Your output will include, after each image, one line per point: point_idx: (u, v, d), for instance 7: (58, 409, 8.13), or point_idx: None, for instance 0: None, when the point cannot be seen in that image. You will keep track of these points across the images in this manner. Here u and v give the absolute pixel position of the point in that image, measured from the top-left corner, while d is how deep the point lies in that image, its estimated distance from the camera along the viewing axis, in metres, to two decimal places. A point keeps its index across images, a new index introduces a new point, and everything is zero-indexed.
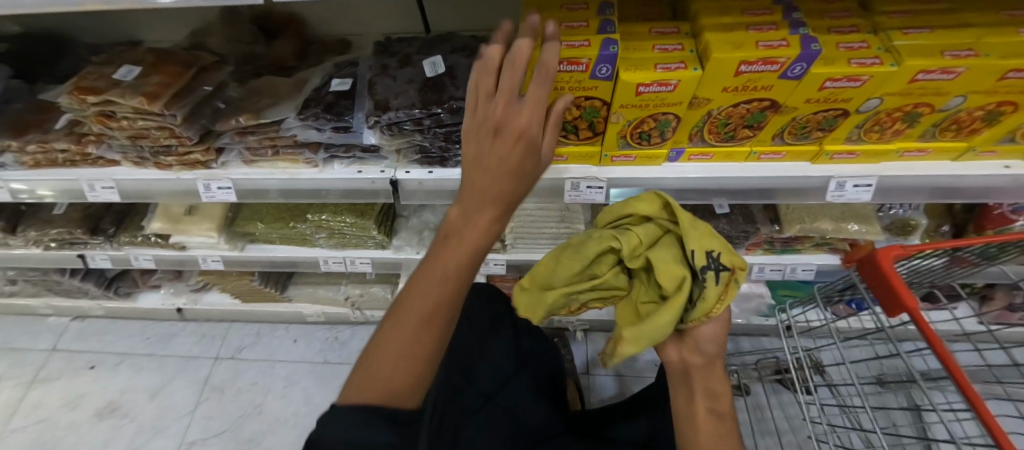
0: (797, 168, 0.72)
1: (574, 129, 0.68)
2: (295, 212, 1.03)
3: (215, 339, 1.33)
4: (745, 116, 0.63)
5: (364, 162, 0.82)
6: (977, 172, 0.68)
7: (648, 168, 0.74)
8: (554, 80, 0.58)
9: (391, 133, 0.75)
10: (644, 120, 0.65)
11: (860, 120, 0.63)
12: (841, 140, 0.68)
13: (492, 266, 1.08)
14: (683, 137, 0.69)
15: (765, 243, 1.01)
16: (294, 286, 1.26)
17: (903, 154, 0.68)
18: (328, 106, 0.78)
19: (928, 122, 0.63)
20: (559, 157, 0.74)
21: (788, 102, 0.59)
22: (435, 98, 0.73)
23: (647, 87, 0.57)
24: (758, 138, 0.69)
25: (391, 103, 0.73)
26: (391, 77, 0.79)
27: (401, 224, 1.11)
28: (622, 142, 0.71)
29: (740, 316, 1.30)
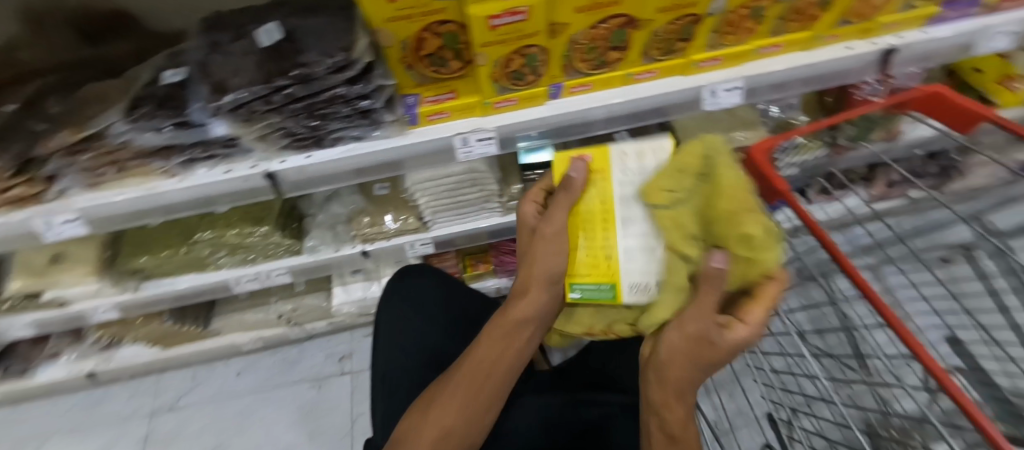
0: (672, 87, 0.55)
1: (443, 62, 0.49)
2: (184, 234, 0.80)
3: (150, 394, 1.08)
4: (608, 37, 0.47)
5: (231, 159, 0.56)
6: (877, 52, 0.54)
7: (532, 111, 0.56)
8: (403, 12, 0.41)
9: (244, 120, 0.50)
10: (512, 58, 0.46)
11: (713, 24, 0.49)
12: (703, 48, 0.53)
13: (418, 247, 0.85)
14: (557, 70, 0.51)
15: None
16: (218, 318, 1.01)
17: (760, 52, 0.55)
18: (163, 101, 0.51)
19: (775, 14, 0.50)
20: (442, 113, 0.54)
21: (641, 14, 0.44)
22: (281, 67, 0.47)
23: (499, 19, 0.40)
24: (627, 59, 0.52)
25: (230, 83, 0.48)
26: (225, 55, 0.51)
27: (309, 224, 0.90)
28: (499, 88, 0.52)
29: None
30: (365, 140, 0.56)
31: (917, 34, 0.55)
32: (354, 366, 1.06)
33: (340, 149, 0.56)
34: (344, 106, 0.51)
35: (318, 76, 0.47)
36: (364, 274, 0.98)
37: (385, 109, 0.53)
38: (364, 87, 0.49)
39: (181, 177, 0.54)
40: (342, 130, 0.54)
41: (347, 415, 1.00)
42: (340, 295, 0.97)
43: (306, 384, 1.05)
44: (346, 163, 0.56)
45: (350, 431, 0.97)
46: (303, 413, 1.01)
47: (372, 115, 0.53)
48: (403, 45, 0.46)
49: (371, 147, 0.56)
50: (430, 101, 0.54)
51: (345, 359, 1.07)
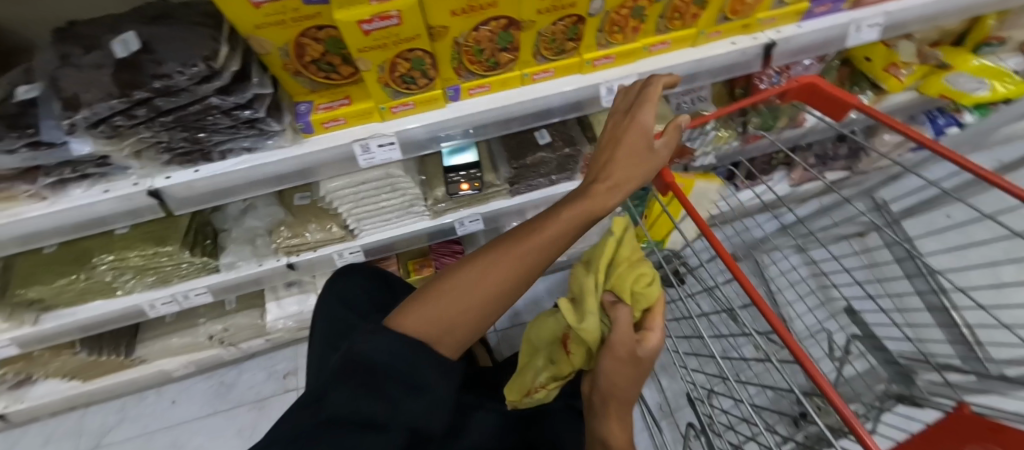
0: (507, 98, 0.63)
1: (330, 68, 0.52)
2: (82, 257, 0.76)
3: (73, 431, 1.12)
4: (493, 39, 0.53)
5: (109, 178, 0.59)
6: (709, 57, 0.64)
7: (363, 127, 0.60)
8: (271, 18, 0.41)
9: (108, 136, 0.50)
10: (302, 45, 0.47)
11: (532, 31, 0.54)
12: (533, 60, 0.60)
13: (348, 256, 0.93)
14: (382, 91, 0.56)
15: None
16: (142, 344, 1.02)
17: (593, 64, 0.63)
18: (11, 120, 0.50)
19: (592, 28, 0.56)
20: (335, 119, 0.58)
21: (433, 22, 0.47)
22: (132, 79, 0.46)
23: (371, 24, 0.42)
24: (439, 75, 0.57)
25: (81, 98, 0.46)
26: (74, 69, 0.49)
27: (226, 240, 0.88)
28: (302, 81, 0.53)
29: None
30: (256, 152, 0.59)
31: (792, 29, 0.65)
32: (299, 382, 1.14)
33: (234, 161, 0.60)
34: (223, 118, 0.53)
35: (183, 88, 0.48)
36: (299, 286, 1.04)
37: (270, 118, 0.55)
38: (239, 97, 0.50)
39: (53, 200, 0.58)
40: (227, 143, 0.58)
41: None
42: (275, 311, 1.02)
43: (244, 406, 1.11)
44: (239, 172, 0.60)
45: None
46: (240, 435, 1.08)
47: (258, 125, 0.56)
48: (282, 51, 0.47)
49: (263, 159, 0.59)
50: (323, 108, 0.57)
51: (289, 376, 1.15)
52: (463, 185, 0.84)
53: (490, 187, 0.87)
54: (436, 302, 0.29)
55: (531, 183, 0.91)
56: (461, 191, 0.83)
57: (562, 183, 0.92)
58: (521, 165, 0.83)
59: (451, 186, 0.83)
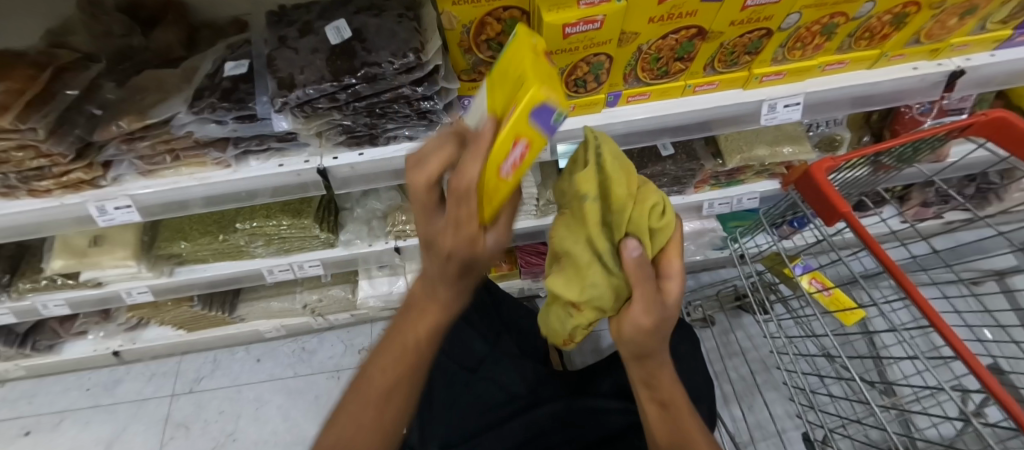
0: (730, 96, 0.69)
1: (583, 84, 0.63)
2: (222, 222, 0.89)
3: (169, 376, 1.24)
4: (675, 47, 0.59)
5: (284, 153, 0.68)
6: (896, 77, 0.68)
7: (588, 116, 0.68)
8: (570, 46, 0.52)
9: (306, 115, 0.60)
10: (576, 65, 0.58)
11: (783, 38, 0.61)
12: (768, 62, 0.66)
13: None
14: (618, 78, 0.64)
15: (711, 179, 1.03)
16: (244, 304, 1.15)
17: (824, 69, 0.67)
18: (227, 93, 0.60)
19: (845, 32, 0.61)
20: (566, 107, 0.67)
21: (714, 26, 0.55)
22: (346, 67, 0.58)
23: (573, 28, 0.49)
24: (690, 70, 0.65)
25: (297, 79, 0.58)
26: (291, 51, 0.62)
27: (346, 218, 1.01)
28: (558, 93, 0.64)
29: (698, 252, 1.33)
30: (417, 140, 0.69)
31: (983, 58, 0.68)
32: None
33: (392, 147, 0.69)
34: (405, 106, 0.63)
35: (385, 76, 0.59)
36: (390, 269, 1.14)
37: (443, 112, 0.65)
38: (428, 88, 0.60)
39: (235, 168, 0.66)
40: (396, 130, 0.67)
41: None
42: (367, 289, 1.12)
43: (323, 374, 1.21)
44: (397, 159, 0.69)
45: None
46: (318, 402, 1.17)
47: (430, 116, 0.65)
48: (559, 71, 0.58)
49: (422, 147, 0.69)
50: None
51: (363, 352, 1.24)
52: None
53: None
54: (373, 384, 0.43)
55: None
56: None
57: (672, 196, 1.08)
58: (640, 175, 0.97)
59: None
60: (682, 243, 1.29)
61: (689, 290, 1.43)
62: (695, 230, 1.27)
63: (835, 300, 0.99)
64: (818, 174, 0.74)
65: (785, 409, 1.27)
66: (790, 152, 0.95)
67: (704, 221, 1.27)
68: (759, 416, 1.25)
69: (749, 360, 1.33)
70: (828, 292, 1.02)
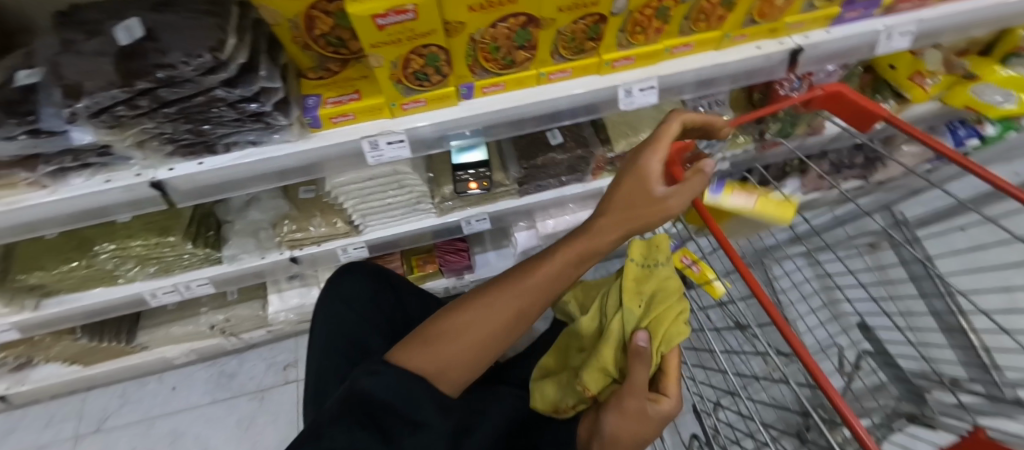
0: (587, 87, 0.56)
1: (427, 78, 0.49)
2: (83, 246, 0.76)
3: (74, 416, 1.15)
4: (511, 36, 0.46)
5: (112, 168, 0.53)
6: (745, 60, 0.57)
7: (443, 111, 0.54)
8: (393, 38, 0.40)
9: (110, 124, 0.45)
10: (409, 58, 0.44)
11: (619, 22, 0.49)
12: (614, 46, 0.53)
13: (352, 252, 0.90)
14: (463, 70, 0.50)
15: (607, 165, 0.87)
16: (143, 333, 1.01)
17: (671, 51, 0.56)
18: (9, 106, 0.45)
19: (679, 14, 0.50)
20: (417, 101, 0.52)
21: (543, 12, 0.43)
22: (132, 69, 0.41)
23: (385, 19, 0.36)
24: (538, 58, 0.52)
25: (85, 86, 0.42)
26: (75, 54, 0.45)
27: (229, 231, 0.88)
28: (403, 89, 0.49)
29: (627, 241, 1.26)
30: (263, 145, 0.54)
31: (820, 35, 0.57)
32: (298, 375, 1.17)
33: (234, 155, 0.54)
34: (228, 111, 0.47)
35: (187, 78, 0.42)
36: (302, 279, 1.02)
37: (279, 112, 0.49)
38: (246, 89, 0.45)
39: (52, 189, 0.52)
40: (230, 135, 0.52)
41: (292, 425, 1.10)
42: (277, 304, 1.01)
43: (243, 396, 1.15)
44: (239, 168, 0.54)
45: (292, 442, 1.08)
46: (239, 428, 1.11)
47: (265, 119, 0.49)
48: (392, 64, 0.45)
49: (268, 152, 0.53)
50: (332, 103, 0.51)
51: (289, 368, 1.18)
52: (472, 184, 0.81)
53: (499, 187, 0.84)
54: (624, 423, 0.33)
55: (539, 185, 0.88)
56: (469, 190, 0.80)
57: (572, 184, 0.91)
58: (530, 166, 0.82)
59: (459, 186, 0.80)
60: None
61: None
62: None
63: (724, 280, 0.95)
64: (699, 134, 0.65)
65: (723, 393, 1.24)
66: None
67: None
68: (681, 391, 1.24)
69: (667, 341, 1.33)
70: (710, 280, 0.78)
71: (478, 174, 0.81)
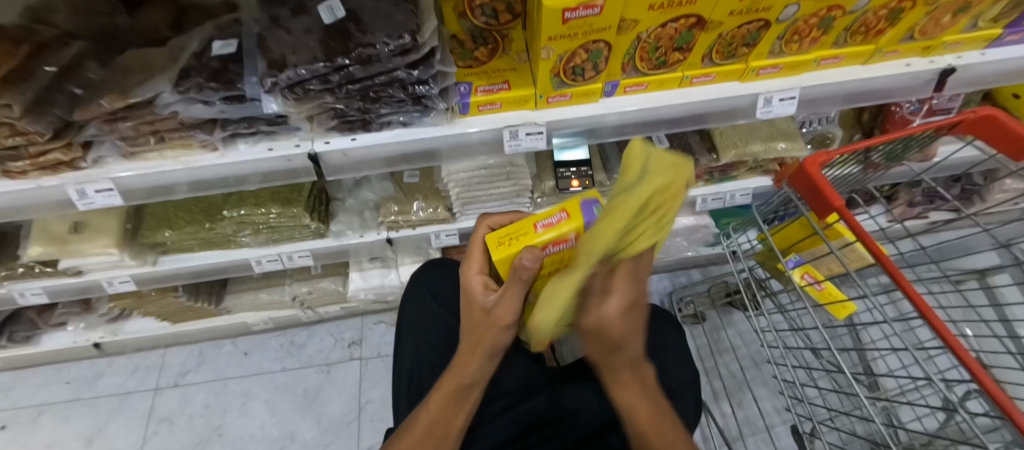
0: (727, 89, 0.70)
1: (582, 72, 0.63)
2: (209, 211, 0.90)
3: (153, 369, 1.24)
4: (674, 37, 0.59)
5: (273, 137, 0.66)
6: (885, 74, 0.70)
7: (585, 105, 0.70)
8: (570, 31, 0.52)
9: (297, 97, 0.58)
10: (575, 52, 0.58)
11: (781, 30, 0.62)
12: (765, 55, 0.67)
13: (444, 238, 1.06)
14: (616, 67, 0.65)
15: (706, 174, 1.05)
16: (231, 296, 1.16)
17: (819, 63, 0.69)
18: (216, 73, 0.59)
19: (841, 25, 0.63)
20: (639, 84, 0.68)
21: (713, 16, 0.56)
22: (339, 48, 0.57)
23: (573, 13, 0.49)
24: (688, 61, 0.66)
25: (288, 59, 0.57)
26: (284, 30, 0.61)
27: (337, 208, 1.04)
28: (556, 81, 0.64)
29: (689, 246, 1.37)
30: (411, 127, 0.69)
31: (974, 56, 0.70)
32: (363, 353, 1.26)
33: (386, 134, 0.69)
34: (399, 91, 0.62)
35: (380, 58, 0.57)
36: (382, 262, 1.17)
37: (438, 97, 0.64)
38: (423, 72, 0.60)
39: (222, 152, 0.64)
40: (390, 116, 0.66)
41: (355, 401, 1.18)
42: (358, 281, 1.15)
43: (312, 368, 1.24)
44: (389, 145, 0.68)
45: (355, 415, 1.16)
46: (306, 397, 1.18)
47: (424, 102, 0.64)
48: (558, 59, 0.59)
49: (416, 133, 0.68)
50: (483, 90, 0.68)
51: (354, 346, 1.27)
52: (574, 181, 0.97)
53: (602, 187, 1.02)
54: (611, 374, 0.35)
55: None
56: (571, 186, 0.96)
57: None
58: None
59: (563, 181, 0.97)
60: (674, 237, 1.32)
61: (679, 286, 1.47)
62: (689, 227, 1.28)
63: (825, 294, 0.95)
64: (813, 165, 0.74)
65: (776, 405, 1.30)
66: (784, 148, 0.97)
67: (698, 218, 1.28)
68: (749, 412, 1.29)
69: (739, 356, 1.36)
70: (820, 286, 0.97)
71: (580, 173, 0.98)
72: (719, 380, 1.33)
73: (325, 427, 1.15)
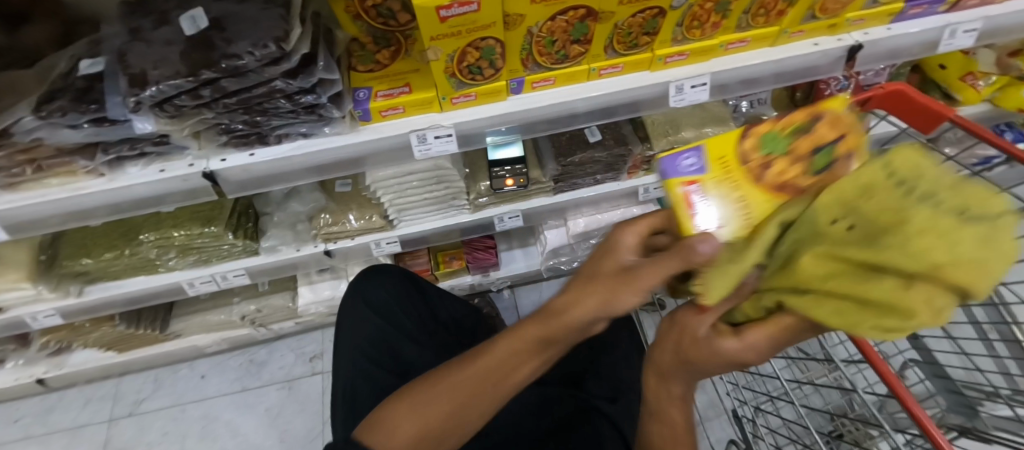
0: (637, 80, 0.65)
1: (479, 71, 0.58)
2: (128, 235, 0.85)
3: (107, 399, 1.23)
4: (568, 29, 0.55)
5: (166, 157, 0.62)
6: (794, 55, 0.65)
7: (493, 105, 0.64)
8: (452, 30, 0.49)
9: (170, 114, 0.55)
10: (466, 50, 0.53)
11: (678, 17, 0.57)
12: (669, 42, 0.62)
13: (385, 246, 1.00)
14: (516, 64, 0.60)
15: (643, 164, 1.00)
16: (177, 320, 1.12)
17: (726, 48, 0.65)
18: (81, 94, 0.55)
19: (739, 8, 0.59)
20: (546, 80, 0.63)
21: (603, 6, 0.52)
22: (203, 59, 0.51)
23: (449, 10, 0.45)
24: (591, 53, 0.61)
25: (149, 75, 0.52)
26: (144, 44, 0.55)
27: (266, 223, 0.96)
28: (455, 82, 0.59)
29: None
30: (312, 137, 0.63)
31: (880, 32, 0.65)
32: (324, 366, 1.25)
33: (286, 146, 0.63)
34: (285, 101, 0.57)
35: (251, 69, 0.52)
36: (332, 273, 1.12)
37: (331, 105, 0.59)
38: (304, 80, 0.55)
39: (109, 177, 0.61)
40: (286, 126, 0.61)
41: (318, 416, 1.17)
42: (309, 295, 1.10)
43: (272, 386, 1.22)
44: (293, 158, 0.63)
45: (319, 430, 1.15)
46: (268, 416, 1.17)
47: (319, 111, 0.59)
48: (448, 59, 0.54)
49: (320, 144, 0.63)
50: (383, 95, 0.61)
51: (316, 360, 1.25)
52: (508, 181, 0.92)
53: (536, 183, 0.96)
54: (660, 364, 0.32)
55: (575, 182, 0.99)
56: (505, 185, 0.91)
57: (608, 182, 1.02)
58: (569, 163, 0.92)
59: (497, 181, 0.91)
60: None
61: None
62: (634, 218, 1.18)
63: None
64: None
65: None
66: (716, 132, 0.94)
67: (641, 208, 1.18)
68: (713, 396, 1.28)
69: None
70: None
71: (515, 171, 0.92)
72: None
73: (288, 443, 1.15)
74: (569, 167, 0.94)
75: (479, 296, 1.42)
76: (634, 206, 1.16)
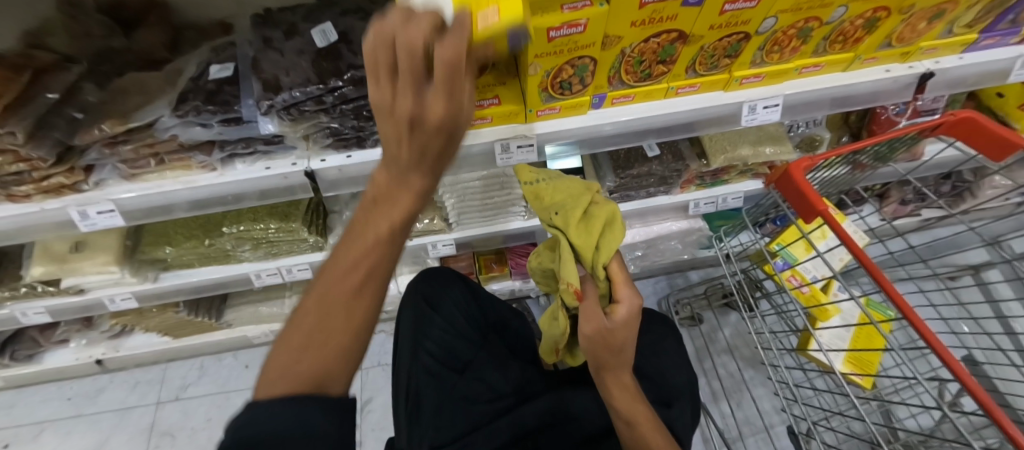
0: (710, 98, 0.69)
1: (570, 86, 0.62)
2: (208, 226, 0.89)
3: (152, 384, 1.28)
4: (657, 51, 0.58)
5: (271, 156, 0.65)
6: (863, 80, 0.70)
7: (573, 118, 0.68)
8: (555, 49, 0.52)
9: (292, 117, 0.59)
10: (562, 68, 0.57)
11: (760, 41, 0.61)
12: (747, 64, 0.66)
13: (440, 248, 1.08)
14: (603, 80, 0.63)
15: (696, 179, 1.05)
16: (231, 310, 1.18)
17: (800, 71, 0.68)
18: (212, 96, 0.59)
19: (820, 35, 0.62)
20: (626, 96, 0.67)
21: (694, 30, 0.55)
22: (332, 70, 0.58)
23: (558, 31, 0.49)
24: (673, 72, 0.64)
25: (282, 81, 0.57)
26: (277, 52, 0.61)
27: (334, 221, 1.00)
28: (545, 95, 0.63)
29: (685, 250, 1.35)
30: None
31: (953, 60, 0.69)
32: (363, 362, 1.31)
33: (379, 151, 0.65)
34: None
35: None
36: None
37: None
38: None
39: (221, 171, 0.64)
40: None
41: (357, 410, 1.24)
42: None
43: None
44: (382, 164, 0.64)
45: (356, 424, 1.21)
46: None
47: None
48: (545, 74, 0.58)
49: None
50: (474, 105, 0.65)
51: None
52: None
53: None
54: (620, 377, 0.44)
55: (628, 193, 1.07)
56: None
57: (659, 196, 1.10)
58: (627, 176, 0.99)
59: None
60: (670, 241, 1.30)
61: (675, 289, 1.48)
62: (683, 230, 1.25)
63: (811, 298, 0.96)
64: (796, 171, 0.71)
65: (772, 404, 1.30)
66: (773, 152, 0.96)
67: (691, 221, 1.24)
68: (747, 412, 1.30)
69: (736, 356, 1.37)
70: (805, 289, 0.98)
71: None
72: (717, 380, 1.34)
73: None
74: (627, 180, 1.01)
75: (514, 302, 1.47)
76: (669, 220, 1.23)
